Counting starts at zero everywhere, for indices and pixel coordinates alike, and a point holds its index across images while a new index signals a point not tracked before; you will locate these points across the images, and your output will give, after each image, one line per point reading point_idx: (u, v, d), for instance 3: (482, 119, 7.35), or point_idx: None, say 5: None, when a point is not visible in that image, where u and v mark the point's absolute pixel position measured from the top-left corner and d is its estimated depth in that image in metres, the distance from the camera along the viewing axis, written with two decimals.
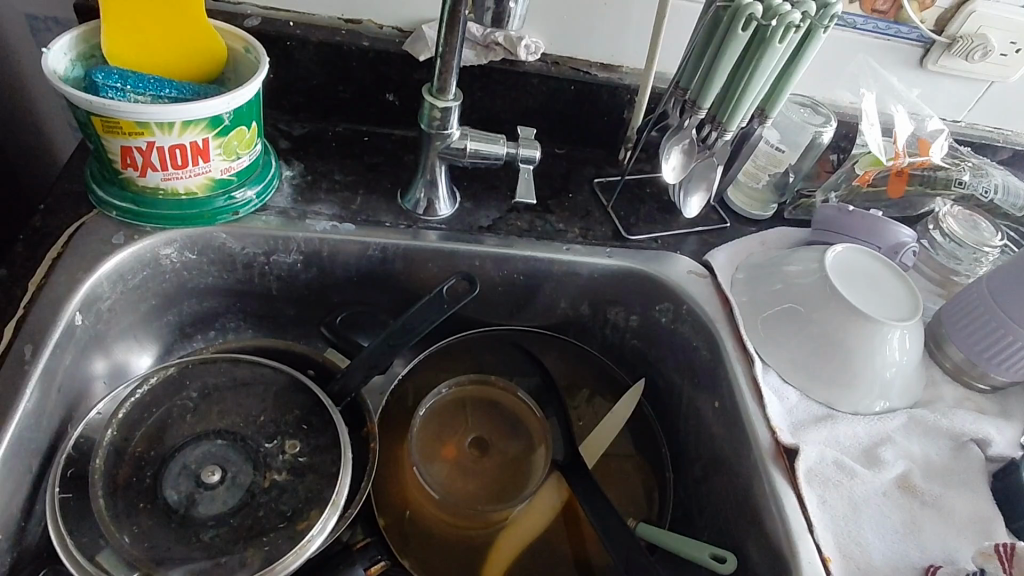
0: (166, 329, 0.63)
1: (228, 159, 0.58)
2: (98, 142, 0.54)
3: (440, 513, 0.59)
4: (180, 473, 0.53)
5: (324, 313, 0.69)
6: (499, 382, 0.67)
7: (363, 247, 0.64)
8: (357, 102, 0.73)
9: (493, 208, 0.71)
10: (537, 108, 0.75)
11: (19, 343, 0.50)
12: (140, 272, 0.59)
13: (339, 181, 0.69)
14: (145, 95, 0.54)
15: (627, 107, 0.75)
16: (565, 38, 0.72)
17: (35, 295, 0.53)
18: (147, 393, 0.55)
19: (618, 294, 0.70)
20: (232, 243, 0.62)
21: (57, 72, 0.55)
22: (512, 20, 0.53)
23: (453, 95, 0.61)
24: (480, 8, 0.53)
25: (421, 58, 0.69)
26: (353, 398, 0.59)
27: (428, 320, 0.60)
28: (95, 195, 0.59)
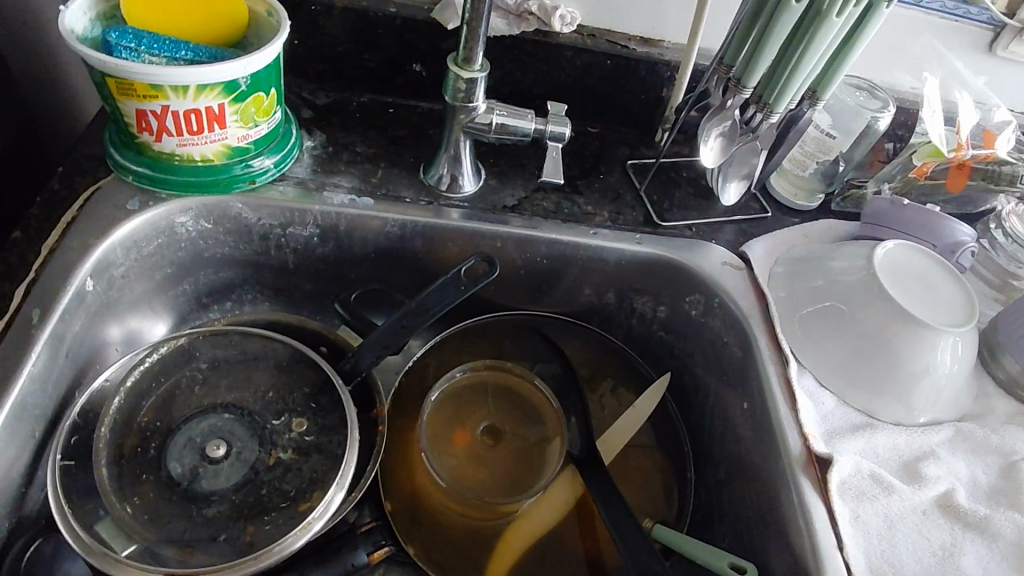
0: (181, 298, 0.63)
1: (246, 127, 0.56)
2: (113, 104, 0.53)
3: (447, 502, 0.57)
4: (185, 446, 0.52)
5: (341, 289, 0.67)
6: (517, 369, 0.63)
7: (381, 223, 0.62)
8: (383, 72, 0.70)
9: (518, 187, 0.68)
10: (570, 82, 0.71)
11: (28, 307, 0.49)
12: (155, 239, 0.58)
13: (361, 153, 0.67)
14: (161, 56, 0.51)
15: (667, 84, 0.71)
16: (602, 9, 0.68)
17: (47, 258, 0.52)
18: (158, 361, 0.54)
19: (645, 283, 0.66)
20: (248, 213, 0.60)
21: (76, 31, 0.53)
22: None
23: (479, 64, 0.57)
24: None
25: (449, 26, 0.65)
26: (363, 378, 0.57)
27: (444, 299, 0.58)
28: (113, 159, 0.58)
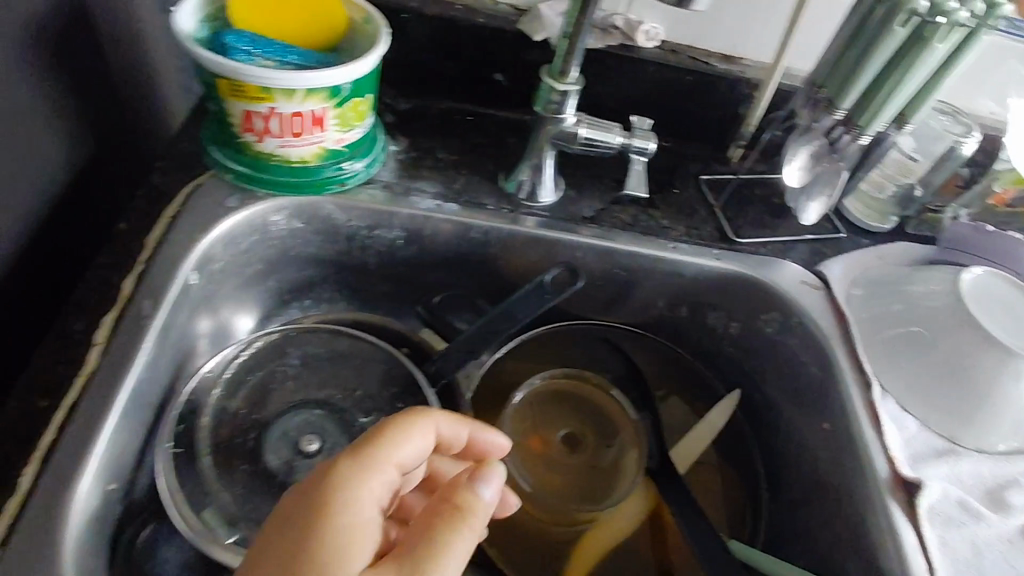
0: (266, 294, 0.64)
1: (343, 130, 0.58)
2: (221, 104, 0.55)
3: (529, 507, 0.58)
4: (280, 439, 0.53)
5: (417, 292, 0.68)
6: (594, 379, 0.65)
7: (465, 229, 0.63)
8: (465, 80, 0.71)
9: (596, 198, 0.69)
10: (649, 97, 0.72)
11: (140, 299, 0.51)
12: (250, 236, 0.59)
13: (442, 159, 0.68)
14: (272, 60, 0.53)
15: (744, 101, 0.71)
16: (686, 25, 0.69)
17: (154, 251, 0.54)
18: (252, 355, 0.57)
19: (719, 298, 0.67)
20: (338, 214, 0.61)
21: (186, 30, 0.54)
22: None
23: (574, 77, 0.58)
24: None
25: (536, 38, 0.66)
26: (447, 382, 0.59)
27: (527, 310, 0.59)
28: (211, 157, 0.60)
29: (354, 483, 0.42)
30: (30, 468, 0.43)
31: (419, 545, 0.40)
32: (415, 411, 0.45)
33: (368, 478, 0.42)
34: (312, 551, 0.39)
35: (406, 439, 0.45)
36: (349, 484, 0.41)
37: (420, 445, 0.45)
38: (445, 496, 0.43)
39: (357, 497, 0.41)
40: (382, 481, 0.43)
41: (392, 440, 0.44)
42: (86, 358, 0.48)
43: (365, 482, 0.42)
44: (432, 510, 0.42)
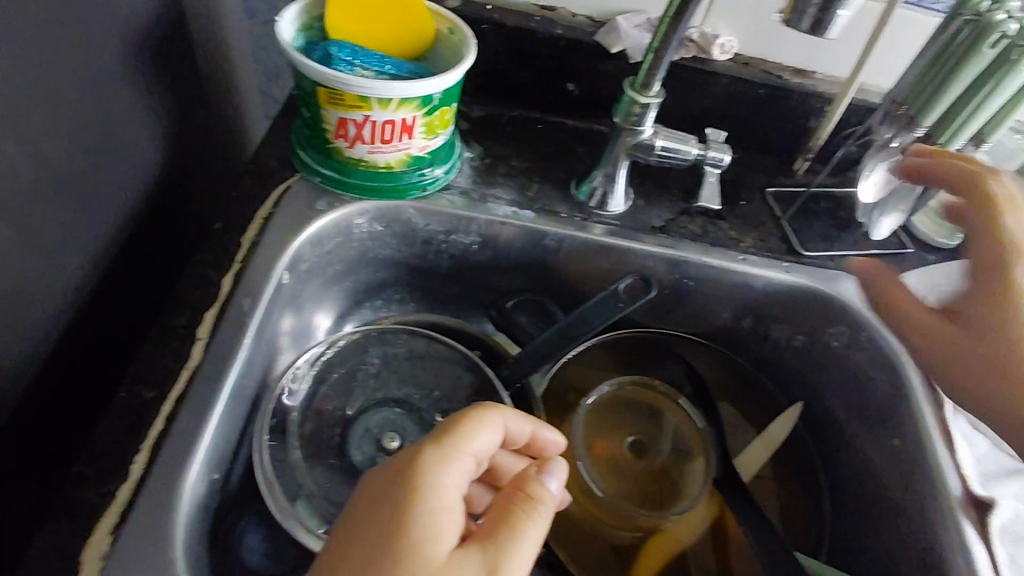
0: (343, 293, 0.66)
1: (428, 138, 0.59)
2: (317, 111, 0.57)
3: (599, 510, 0.59)
4: (364, 435, 0.55)
5: (486, 295, 0.70)
6: (662, 388, 0.66)
7: (539, 236, 0.65)
8: (537, 89, 0.72)
9: (664, 209, 0.70)
10: (719, 109, 0.72)
11: (240, 296, 0.53)
12: (335, 238, 0.61)
13: (515, 167, 0.70)
14: (370, 70, 0.55)
15: (814, 114, 0.72)
16: (760, 39, 0.69)
17: (251, 251, 0.56)
18: (335, 354, 0.58)
19: (786, 311, 0.68)
20: (418, 219, 0.63)
21: (287, 39, 0.56)
22: (831, 28, 0.48)
23: (655, 91, 0.59)
24: (798, 14, 0.48)
25: (612, 50, 0.68)
26: (520, 385, 0.61)
27: (602, 315, 0.60)
28: (300, 160, 0.62)
29: (437, 474, 0.42)
30: (141, 456, 0.45)
31: (499, 531, 0.41)
32: (487, 403, 0.46)
33: (449, 469, 0.43)
34: (399, 535, 0.40)
35: (480, 429, 0.45)
36: (431, 471, 0.42)
37: (492, 438, 0.46)
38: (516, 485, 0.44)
39: (439, 483, 0.42)
40: (459, 470, 0.44)
41: (466, 429, 0.45)
42: (190, 352, 0.50)
43: (446, 469, 0.43)
44: (506, 500, 0.43)
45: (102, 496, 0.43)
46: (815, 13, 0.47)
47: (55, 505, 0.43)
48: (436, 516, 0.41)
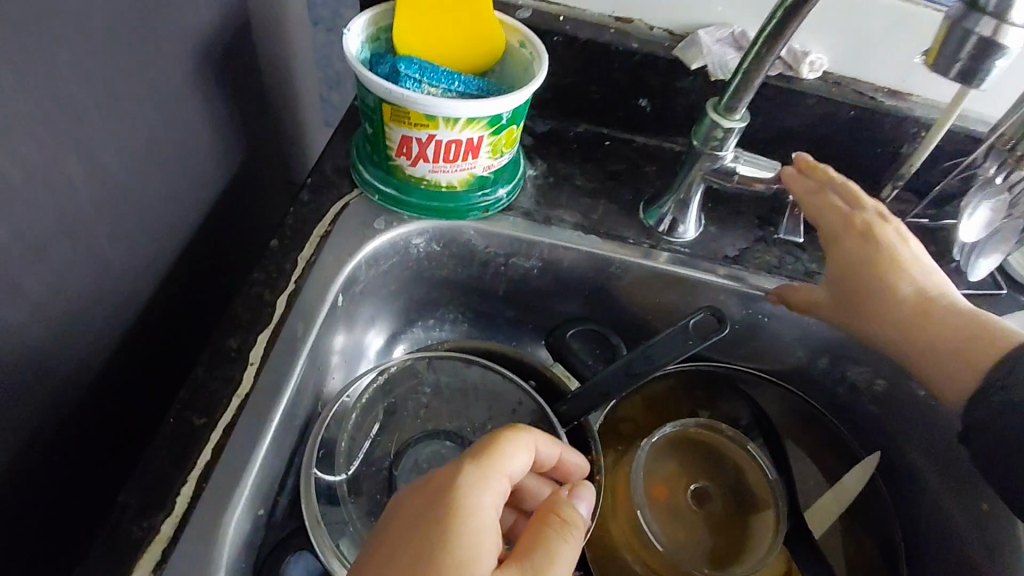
0: (397, 312, 0.64)
1: (493, 158, 0.57)
2: (380, 128, 0.55)
3: (659, 563, 0.54)
4: (412, 469, 0.53)
5: (543, 320, 0.67)
6: (728, 432, 0.62)
7: (603, 263, 0.61)
8: (607, 104, 0.69)
9: (738, 236, 0.65)
10: (802, 131, 0.67)
11: (292, 321, 0.52)
12: (392, 258, 0.59)
13: (580, 187, 0.66)
14: (438, 87, 0.53)
15: (909, 140, 0.66)
16: (855, 56, 0.64)
17: (305, 271, 0.55)
18: (385, 380, 0.56)
19: (868, 354, 0.62)
20: (477, 240, 0.61)
21: (353, 52, 0.54)
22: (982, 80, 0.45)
23: (740, 115, 0.54)
24: (945, 63, 0.46)
25: (692, 66, 0.63)
26: (578, 423, 0.57)
27: (669, 352, 0.56)
28: (359, 176, 0.60)
29: (477, 492, 0.40)
30: (187, 488, 0.44)
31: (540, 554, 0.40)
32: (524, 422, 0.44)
33: (488, 488, 0.41)
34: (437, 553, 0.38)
35: (521, 448, 0.44)
36: (473, 487, 0.40)
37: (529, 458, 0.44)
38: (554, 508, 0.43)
39: (480, 501, 0.40)
40: (498, 488, 0.42)
41: (510, 446, 0.43)
42: (241, 378, 0.49)
43: (487, 488, 0.41)
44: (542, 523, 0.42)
45: (146, 528, 0.42)
46: (966, 63, 0.45)
47: (101, 534, 0.42)
48: (476, 535, 0.39)
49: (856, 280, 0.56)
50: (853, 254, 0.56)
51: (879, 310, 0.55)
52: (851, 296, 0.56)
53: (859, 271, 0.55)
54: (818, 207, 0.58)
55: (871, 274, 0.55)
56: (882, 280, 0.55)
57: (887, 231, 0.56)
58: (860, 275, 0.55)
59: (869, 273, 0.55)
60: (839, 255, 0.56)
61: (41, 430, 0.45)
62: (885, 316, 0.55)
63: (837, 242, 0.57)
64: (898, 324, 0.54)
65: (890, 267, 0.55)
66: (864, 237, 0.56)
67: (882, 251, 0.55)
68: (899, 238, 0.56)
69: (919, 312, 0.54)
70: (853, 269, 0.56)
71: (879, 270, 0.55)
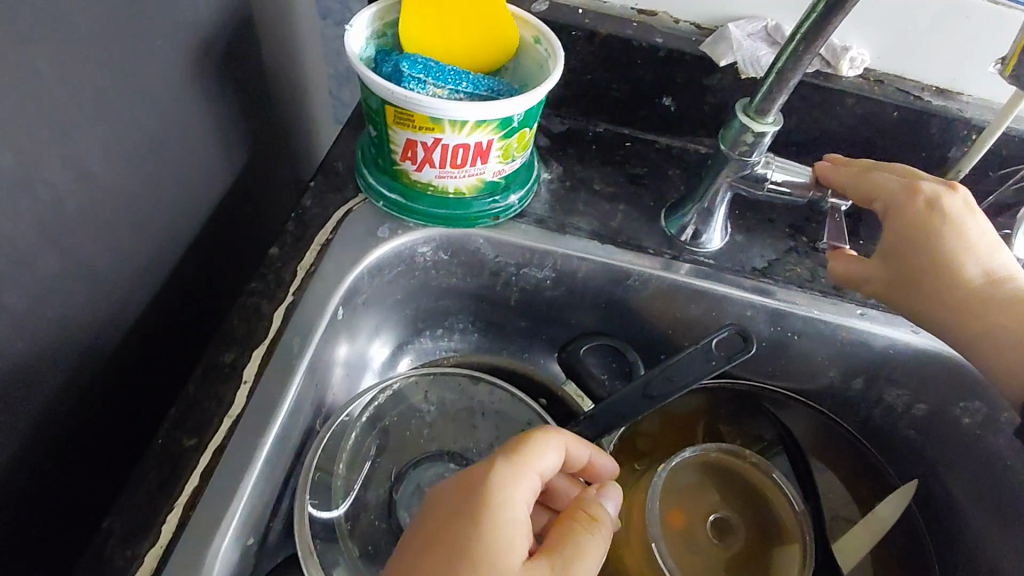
0: (403, 322, 0.61)
1: (504, 162, 0.53)
2: (384, 130, 0.51)
3: None
4: (414, 493, 0.50)
5: (557, 331, 0.63)
6: (753, 458, 0.57)
7: (621, 274, 0.57)
8: (628, 102, 0.64)
9: (767, 247, 0.61)
10: (840, 133, 0.62)
11: (289, 335, 0.49)
12: (397, 267, 0.56)
13: (598, 191, 0.62)
14: (445, 88, 0.50)
15: (958, 144, 0.60)
16: (900, 52, 0.58)
17: (304, 281, 0.52)
18: (388, 397, 0.53)
19: (907, 377, 0.58)
20: (487, 249, 0.57)
21: (356, 50, 0.51)
22: None
23: (772, 119, 0.50)
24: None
25: (720, 63, 0.59)
26: (591, 447, 0.54)
27: (691, 373, 0.51)
28: (364, 180, 0.57)
29: (508, 489, 0.38)
30: (173, 515, 0.41)
31: (566, 558, 0.37)
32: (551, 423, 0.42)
33: (519, 486, 0.39)
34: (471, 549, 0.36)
35: (553, 448, 0.41)
36: (505, 485, 0.38)
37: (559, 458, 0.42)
38: (582, 511, 0.40)
39: (511, 501, 0.38)
40: (529, 488, 0.39)
41: (544, 444, 0.41)
42: (234, 397, 0.46)
43: (518, 486, 0.39)
44: (570, 524, 0.39)
45: (129, 557, 0.40)
46: None
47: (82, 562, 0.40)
48: (508, 534, 0.37)
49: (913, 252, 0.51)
50: (913, 225, 0.51)
51: (935, 286, 0.50)
52: (907, 269, 0.51)
53: (919, 242, 0.51)
54: (871, 179, 0.53)
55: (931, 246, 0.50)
56: (942, 254, 0.50)
57: (954, 201, 0.51)
58: (916, 261, 0.51)
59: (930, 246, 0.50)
60: (896, 225, 0.52)
61: (23, 448, 0.43)
62: (940, 293, 0.50)
63: (895, 211, 0.52)
64: (954, 304, 0.50)
65: (952, 242, 0.50)
66: (926, 207, 0.51)
67: (946, 223, 0.50)
68: (966, 207, 0.51)
69: (983, 289, 0.50)
70: (912, 242, 0.51)
71: (939, 243, 0.50)
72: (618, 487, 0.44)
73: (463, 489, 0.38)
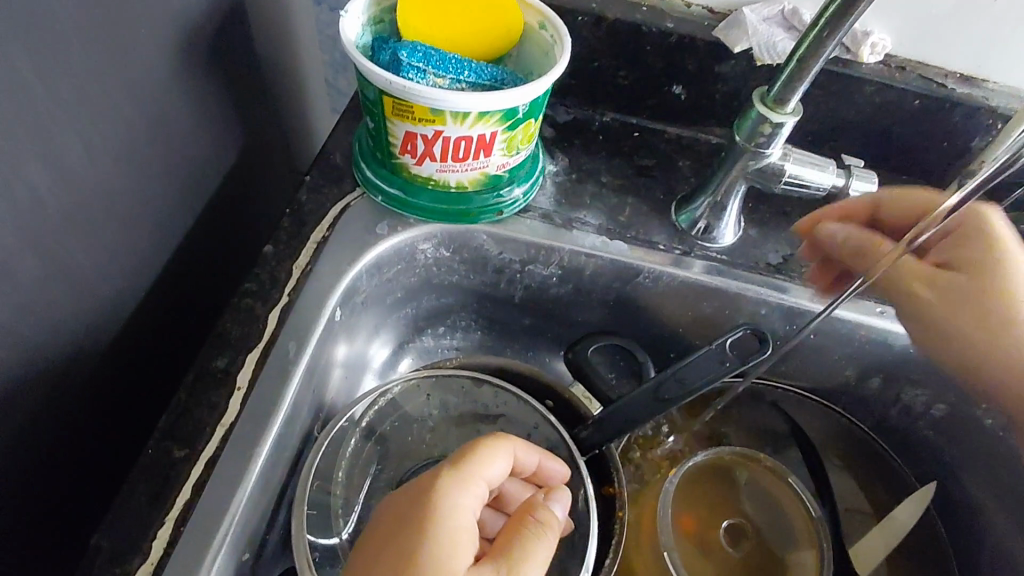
0: (403, 321, 0.59)
1: (508, 155, 0.50)
2: (382, 123, 0.49)
3: None
4: None
5: (562, 329, 0.61)
6: (768, 462, 0.56)
7: (629, 272, 0.55)
8: (636, 91, 0.62)
9: (782, 241, 0.58)
10: (858, 122, 0.60)
11: (284, 339, 0.47)
12: (396, 265, 0.54)
13: (605, 184, 0.60)
14: (445, 78, 0.47)
15: (983, 133, 0.58)
16: (922, 37, 0.56)
17: (300, 281, 0.50)
18: (388, 402, 0.51)
19: (927, 376, 0.55)
20: (490, 245, 0.55)
21: (352, 37, 0.49)
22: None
23: (791, 108, 0.47)
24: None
25: (734, 49, 0.56)
26: (599, 452, 0.52)
27: (704, 375, 0.49)
28: (362, 174, 0.55)
29: (449, 497, 0.38)
30: (164, 531, 0.40)
31: (509, 563, 0.37)
32: (503, 429, 0.42)
33: (461, 493, 0.39)
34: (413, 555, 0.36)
35: (500, 456, 0.41)
36: (446, 494, 0.38)
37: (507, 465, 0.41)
38: (531, 516, 0.39)
39: (453, 508, 0.38)
40: (475, 497, 0.39)
41: (500, 451, 0.41)
42: (228, 405, 0.44)
43: (463, 497, 0.39)
44: (515, 531, 0.39)
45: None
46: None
47: None
48: (449, 541, 0.37)
49: (953, 285, 0.50)
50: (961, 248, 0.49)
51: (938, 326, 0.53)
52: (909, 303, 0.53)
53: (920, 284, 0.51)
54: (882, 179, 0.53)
55: (969, 282, 0.50)
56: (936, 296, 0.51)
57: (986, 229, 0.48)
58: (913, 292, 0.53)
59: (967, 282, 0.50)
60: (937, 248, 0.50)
61: (6, 461, 0.42)
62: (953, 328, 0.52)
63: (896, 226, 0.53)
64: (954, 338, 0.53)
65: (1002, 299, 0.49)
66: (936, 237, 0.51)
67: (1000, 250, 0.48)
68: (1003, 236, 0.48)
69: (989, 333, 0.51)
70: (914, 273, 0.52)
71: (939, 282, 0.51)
72: (567, 490, 0.43)
73: (408, 499, 0.38)
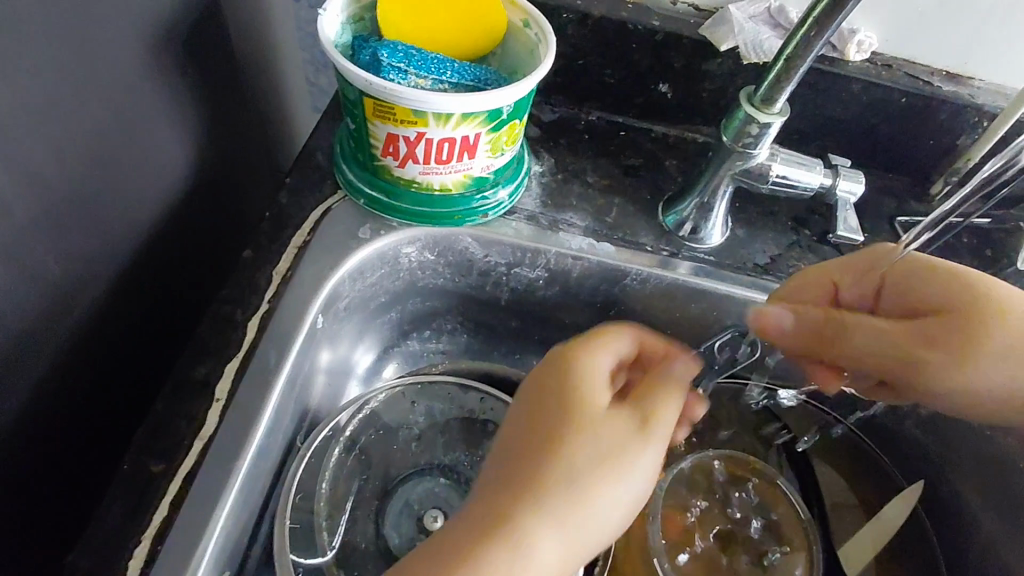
0: (388, 325, 0.58)
1: (493, 156, 0.49)
2: (363, 124, 0.48)
3: None
4: (402, 512, 0.47)
5: (549, 331, 0.60)
6: (756, 465, 0.56)
7: (616, 273, 0.55)
8: (622, 89, 0.61)
9: (770, 241, 0.58)
10: (845, 120, 0.59)
11: (265, 348, 0.46)
12: (379, 270, 0.53)
13: (591, 185, 0.59)
14: (427, 78, 0.46)
15: (969, 131, 0.58)
16: (909, 35, 0.55)
17: (281, 287, 0.49)
18: (371, 411, 0.50)
19: None
20: (475, 249, 0.54)
21: (331, 36, 0.48)
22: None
23: (778, 108, 0.47)
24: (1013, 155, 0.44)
25: (721, 47, 0.55)
26: None
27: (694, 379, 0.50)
28: (343, 176, 0.54)
29: (587, 355, 0.41)
30: (142, 549, 0.38)
31: (650, 409, 0.39)
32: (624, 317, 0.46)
33: (596, 354, 0.42)
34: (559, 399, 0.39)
35: (625, 334, 0.44)
36: (583, 352, 0.41)
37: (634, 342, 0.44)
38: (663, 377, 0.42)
39: (592, 364, 0.41)
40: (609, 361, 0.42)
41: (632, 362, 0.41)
42: (206, 417, 0.43)
43: (598, 359, 0.42)
44: (653, 385, 0.41)
45: None
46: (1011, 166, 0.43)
47: None
48: (591, 386, 0.40)
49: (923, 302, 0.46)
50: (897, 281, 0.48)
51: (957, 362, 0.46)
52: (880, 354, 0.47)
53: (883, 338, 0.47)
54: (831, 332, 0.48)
55: (938, 288, 0.46)
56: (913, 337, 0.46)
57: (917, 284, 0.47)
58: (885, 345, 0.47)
59: (888, 327, 0.47)
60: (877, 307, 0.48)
61: None
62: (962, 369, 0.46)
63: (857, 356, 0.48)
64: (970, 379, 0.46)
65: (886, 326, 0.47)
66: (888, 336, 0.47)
67: (927, 261, 0.48)
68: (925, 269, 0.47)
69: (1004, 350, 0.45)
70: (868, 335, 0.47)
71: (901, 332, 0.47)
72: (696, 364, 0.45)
73: (547, 361, 0.42)
